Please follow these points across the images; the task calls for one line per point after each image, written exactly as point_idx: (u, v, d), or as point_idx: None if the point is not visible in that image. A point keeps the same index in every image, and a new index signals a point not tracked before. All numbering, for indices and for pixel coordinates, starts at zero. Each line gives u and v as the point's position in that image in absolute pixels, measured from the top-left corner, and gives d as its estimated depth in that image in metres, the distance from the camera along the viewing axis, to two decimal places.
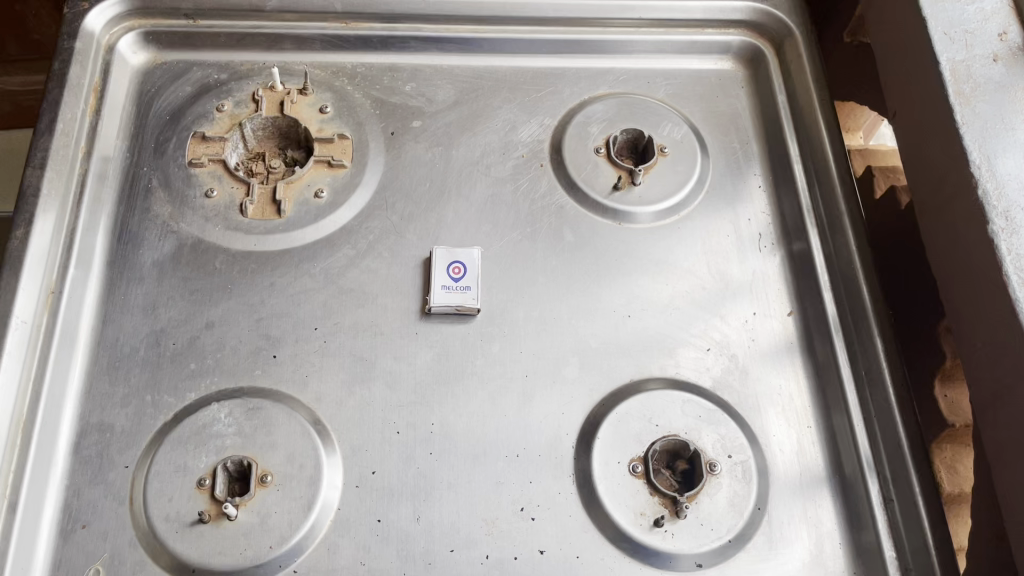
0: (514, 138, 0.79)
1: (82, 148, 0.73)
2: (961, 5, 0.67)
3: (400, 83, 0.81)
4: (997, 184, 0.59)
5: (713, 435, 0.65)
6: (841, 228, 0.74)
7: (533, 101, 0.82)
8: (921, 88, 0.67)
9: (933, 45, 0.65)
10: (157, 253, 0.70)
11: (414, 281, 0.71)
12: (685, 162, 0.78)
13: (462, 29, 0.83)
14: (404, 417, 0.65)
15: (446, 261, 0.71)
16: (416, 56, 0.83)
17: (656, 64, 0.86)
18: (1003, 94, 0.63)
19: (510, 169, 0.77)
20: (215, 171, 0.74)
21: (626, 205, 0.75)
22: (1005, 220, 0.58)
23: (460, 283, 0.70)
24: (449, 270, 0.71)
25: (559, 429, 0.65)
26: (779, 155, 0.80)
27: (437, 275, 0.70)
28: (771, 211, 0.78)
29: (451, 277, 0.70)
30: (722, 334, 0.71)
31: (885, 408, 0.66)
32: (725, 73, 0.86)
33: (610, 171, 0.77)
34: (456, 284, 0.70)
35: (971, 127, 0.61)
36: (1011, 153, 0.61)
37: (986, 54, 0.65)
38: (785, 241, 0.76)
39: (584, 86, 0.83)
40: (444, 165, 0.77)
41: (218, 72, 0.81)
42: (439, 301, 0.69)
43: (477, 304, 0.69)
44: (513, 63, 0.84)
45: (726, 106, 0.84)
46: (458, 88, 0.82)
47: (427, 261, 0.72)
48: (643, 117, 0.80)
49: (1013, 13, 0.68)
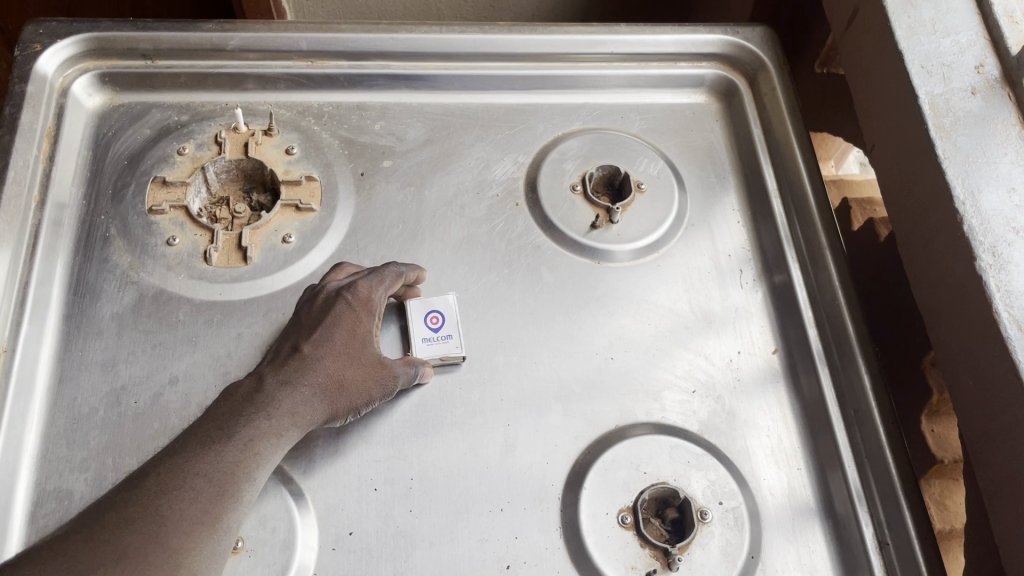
0: (488, 177, 0.77)
1: (35, 196, 0.69)
2: (937, 38, 0.65)
3: (369, 122, 0.79)
4: (982, 220, 0.58)
5: (702, 481, 0.63)
6: (822, 261, 0.72)
7: (506, 138, 0.80)
8: (900, 122, 0.65)
9: (910, 79, 0.64)
10: (117, 306, 0.67)
11: (394, 339, 0.68)
12: (662, 200, 0.77)
13: (430, 65, 0.80)
14: (382, 473, 0.62)
15: (423, 311, 0.68)
16: (384, 93, 0.81)
17: (630, 99, 0.84)
18: (984, 127, 0.62)
19: (484, 209, 0.75)
20: (177, 219, 0.71)
21: (604, 243, 0.74)
22: (992, 256, 0.57)
23: (440, 333, 0.67)
24: (426, 320, 0.68)
25: (543, 479, 0.63)
26: (757, 187, 0.79)
27: (415, 327, 0.67)
28: (751, 245, 0.76)
29: (430, 327, 0.67)
30: (707, 374, 0.69)
31: (877, 448, 0.64)
32: (699, 107, 0.85)
33: (587, 210, 0.75)
34: (436, 335, 0.67)
35: (954, 162, 0.60)
36: (994, 189, 0.59)
37: (964, 88, 0.63)
38: (766, 275, 0.75)
39: (558, 122, 0.81)
40: (417, 206, 0.75)
41: (178, 114, 0.77)
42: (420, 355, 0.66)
43: (460, 352, 0.66)
44: (484, 101, 0.82)
45: (702, 140, 0.83)
46: (429, 126, 0.80)
47: (403, 311, 0.69)
48: (619, 153, 0.79)
49: (989, 45, 0.66)
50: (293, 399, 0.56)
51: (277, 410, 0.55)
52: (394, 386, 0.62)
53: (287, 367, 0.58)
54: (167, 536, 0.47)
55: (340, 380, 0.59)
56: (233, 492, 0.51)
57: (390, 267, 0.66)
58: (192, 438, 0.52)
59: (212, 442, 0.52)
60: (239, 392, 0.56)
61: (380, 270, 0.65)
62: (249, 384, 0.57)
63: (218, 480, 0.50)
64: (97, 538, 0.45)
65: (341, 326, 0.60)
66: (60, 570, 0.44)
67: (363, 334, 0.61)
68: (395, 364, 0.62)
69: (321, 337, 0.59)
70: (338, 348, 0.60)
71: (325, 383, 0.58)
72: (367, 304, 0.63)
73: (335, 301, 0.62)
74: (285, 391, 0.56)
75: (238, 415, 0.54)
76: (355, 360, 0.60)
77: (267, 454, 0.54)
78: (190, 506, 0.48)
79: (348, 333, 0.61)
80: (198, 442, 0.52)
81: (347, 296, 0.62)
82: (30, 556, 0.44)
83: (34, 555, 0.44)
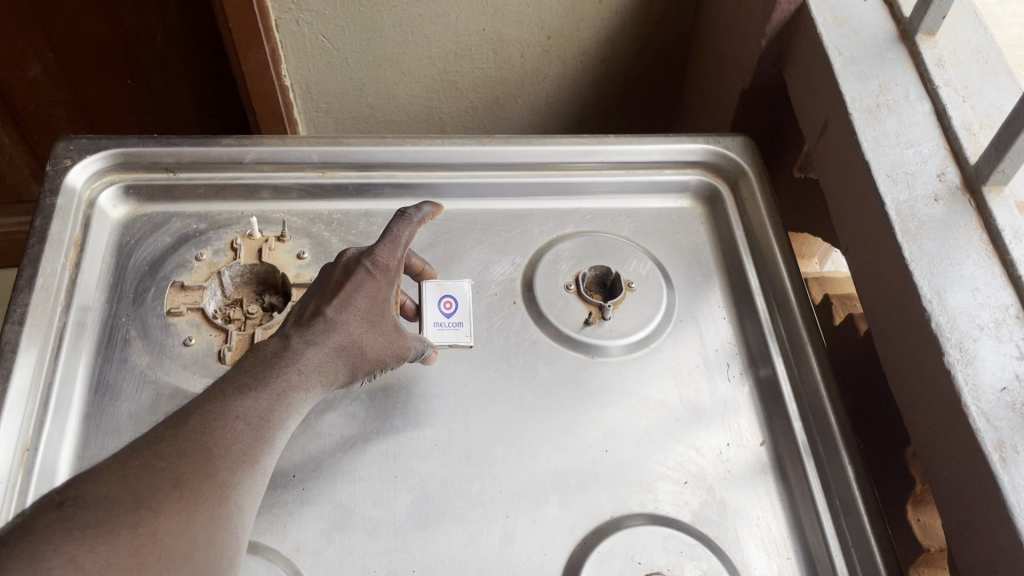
0: (487, 277, 0.82)
1: (61, 301, 0.74)
2: (900, 149, 0.70)
3: (375, 227, 0.84)
4: (948, 316, 0.62)
5: (695, 570, 0.65)
6: (805, 356, 0.76)
7: (504, 240, 0.85)
8: (870, 225, 0.70)
9: (877, 187, 0.69)
10: (134, 405, 0.70)
11: (407, 308, 0.76)
12: (652, 297, 0.81)
13: (432, 175, 0.86)
14: (385, 565, 0.64)
15: (437, 295, 0.77)
16: (390, 200, 0.86)
17: (620, 204, 0.90)
18: (947, 231, 0.66)
19: (483, 308, 0.79)
20: (193, 320, 0.76)
21: (597, 339, 0.78)
22: (959, 351, 0.60)
23: (451, 319, 0.76)
24: (440, 305, 0.76)
25: (542, 570, 0.65)
26: (741, 284, 0.83)
27: (429, 314, 0.76)
28: (737, 340, 0.80)
29: (443, 313, 0.76)
30: (698, 465, 0.72)
31: (863, 536, 0.66)
32: (685, 210, 0.90)
33: (580, 307, 0.80)
34: (448, 320, 0.76)
35: (919, 264, 0.64)
36: (959, 289, 0.63)
37: (927, 194, 0.68)
38: (752, 368, 0.78)
39: (553, 225, 0.87)
40: (419, 306, 0.79)
41: (197, 222, 0.83)
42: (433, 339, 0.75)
43: (470, 341, 0.76)
44: (483, 206, 0.88)
45: (689, 241, 0.88)
46: (432, 230, 0.85)
47: (418, 303, 0.77)
48: (611, 254, 0.84)
49: (950, 155, 0.70)
50: (320, 361, 0.63)
51: (305, 366, 0.62)
52: (406, 355, 0.69)
53: (313, 330, 0.64)
54: (219, 472, 0.53)
55: (361, 345, 0.66)
56: (271, 427, 0.58)
57: (404, 226, 0.71)
58: (228, 386, 0.59)
59: (247, 391, 0.58)
60: (268, 349, 0.63)
61: (395, 231, 0.70)
62: (276, 342, 0.63)
63: (253, 423, 0.57)
64: (155, 465, 0.51)
65: (363, 293, 0.67)
66: (124, 489, 0.48)
67: (382, 300, 0.68)
68: (408, 333, 0.70)
69: (344, 302, 0.66)
70: (358, 312, 0.66)
71: (348, 346, 0.65)
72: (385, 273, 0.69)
73: (356, 268, 0.68)
74: (311, 350, 0.63)
75: (269, 371, 0.60)
76: (375, 326, 0.67)
77: (295, 406, 0.61)
78: (238, 442, 0.55)
79: (368, 300, 0.67)
80: (235, 389, 0.58)
81: (366, 263, 0.68)
82: (93, 477, 0.49)
83: (97, 478, 0.49)
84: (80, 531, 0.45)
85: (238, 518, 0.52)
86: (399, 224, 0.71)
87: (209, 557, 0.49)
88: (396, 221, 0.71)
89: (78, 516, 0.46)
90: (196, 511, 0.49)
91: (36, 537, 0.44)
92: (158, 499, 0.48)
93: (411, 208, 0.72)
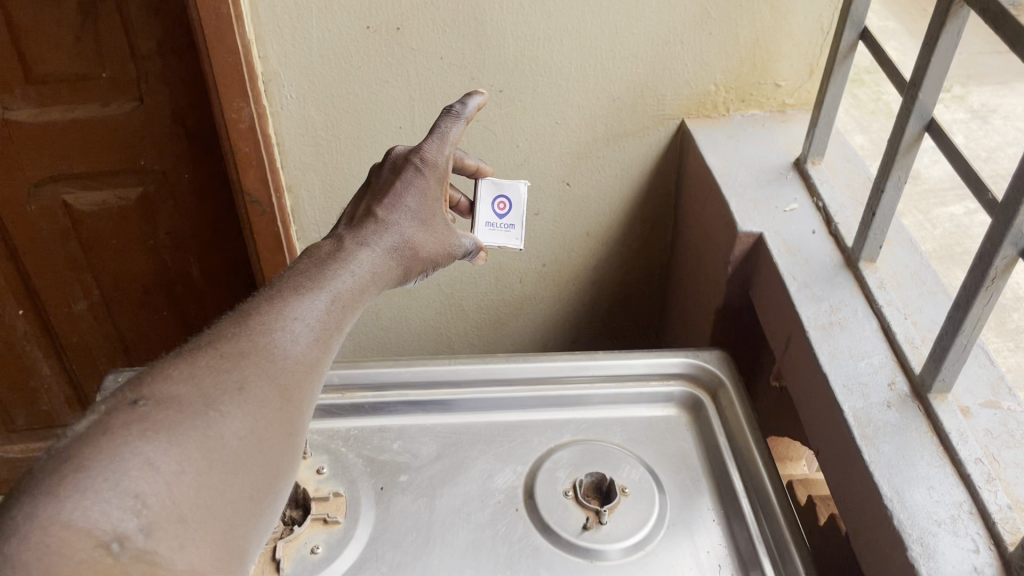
0: (491, 485, 0.88)
1: None
2: (853, 361, 0.79)
3: (388, 441, 0.93)
4: (907, 513, 0.67)
5: None
6: (790, 557, 0.80)
7: (506, 451, 0.92)
8: (835, 430, 0.77)
9: (837, 396, 0.77)
10: None
11: (464, 206, 0.86)
12: (644, 501, 0.87)
13: (440, 392, 0.96)
14: None
15: (492, 196, 0.86)
16: (403, 417, 0.96)
17: (612, 414, 0.97)
18: (901, 434, 0.73)
19: (488, 515, 0.85)
20: None
21: (595, 543, 0.83)
22: (921, 545, 0.65)
23: (503, 221, 0.86)
24: (495, 206, 0.86)
25: None
26: (728, 487, 0.89)
27: (485, 212, 0.86)
28: (727, 543, 0.85)
29: (496, 214, 0.86)
30: None
31: None
32: (672, 418, 0.97)
33: (578, 512, 0.86)
34: (500, 222, 0.86)
35: (878, 465, 0.71)
36: (917, 487, 0.69)
37: (881, 401, 0.76)
38: (744, 570, 0.82)
39: (551, 435, 0.94)
40: (429, 514, 0.85)
41: None
42: (485, 237, 0.86)
43: (518, 244, 0.86)
44: (487, 419, 0.96)
45: (677, 447, 0.94)
46: (440, 443, 0.93)
47: (473, 202, 0.86)
48: (604, 461, 0.91)
49: (898, 367, 0.79)
50: (372, 253, 0.67)
51: (361, 267, 0.66)
52: (455, 249, 0.76)
53: (367, 229, 0.69)
54: (282, 379, 0.55)
55: (414, 245, 0.71)
56: (333, 334, 0.61)
57: (450, 123, 0.75)
58: (285, 285, 0.61)
59: (306, 289, 0.61)
60: (323, 250, 0.66)
61: (443, 127, 0.74)
62: (330, 246, 0.67)
63: (313, 326, 0.59)
64: (221, 366, 0.53)
65: (411, 190, 0.72)
66: (192, 385, 0.51)
67: (430, 201, 0.73)
68: (456, 233, 0.77)
69: (393, 204, 0.71)
70: (406, 212, 0.71)
71: (400, 247, 0.70)
72: (433, 170, 0.73)
73: (404, 168, 0.73)
74: (364, 250, 0.67)
75: (326, 271, 0.63)
76: (423, 219, 0.72)
77: (354, 308, 0.64)
78: (295, 345, 0.57)
79: (415, 199, 0.72)
80: (294, 286, 0.61)
81: (414, 163, 0.73)
82: (158, 374, 0.52)
83: (165, 374, 0.52)
84: (157, 429, 0.48)
85: (295, 431, 0.56)
86: (448, 121, 0.75)
87: (266, 465, 0.53)
88: (447, 119, 0.75)
89: (155, 418, 0.48)
90: (255, 419, 0.53)
91: (112, 438, 0.47)
92: (224, 406, 0.52)
93: (456, 104, 0.75)
